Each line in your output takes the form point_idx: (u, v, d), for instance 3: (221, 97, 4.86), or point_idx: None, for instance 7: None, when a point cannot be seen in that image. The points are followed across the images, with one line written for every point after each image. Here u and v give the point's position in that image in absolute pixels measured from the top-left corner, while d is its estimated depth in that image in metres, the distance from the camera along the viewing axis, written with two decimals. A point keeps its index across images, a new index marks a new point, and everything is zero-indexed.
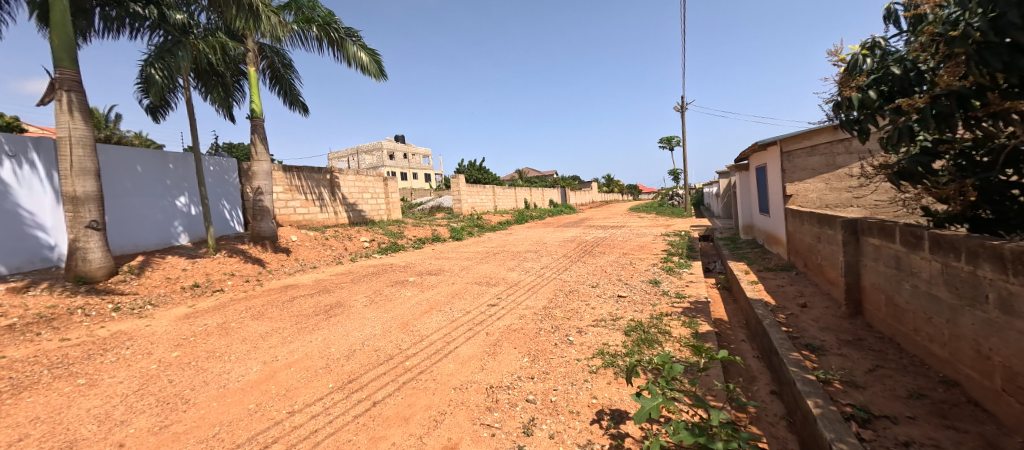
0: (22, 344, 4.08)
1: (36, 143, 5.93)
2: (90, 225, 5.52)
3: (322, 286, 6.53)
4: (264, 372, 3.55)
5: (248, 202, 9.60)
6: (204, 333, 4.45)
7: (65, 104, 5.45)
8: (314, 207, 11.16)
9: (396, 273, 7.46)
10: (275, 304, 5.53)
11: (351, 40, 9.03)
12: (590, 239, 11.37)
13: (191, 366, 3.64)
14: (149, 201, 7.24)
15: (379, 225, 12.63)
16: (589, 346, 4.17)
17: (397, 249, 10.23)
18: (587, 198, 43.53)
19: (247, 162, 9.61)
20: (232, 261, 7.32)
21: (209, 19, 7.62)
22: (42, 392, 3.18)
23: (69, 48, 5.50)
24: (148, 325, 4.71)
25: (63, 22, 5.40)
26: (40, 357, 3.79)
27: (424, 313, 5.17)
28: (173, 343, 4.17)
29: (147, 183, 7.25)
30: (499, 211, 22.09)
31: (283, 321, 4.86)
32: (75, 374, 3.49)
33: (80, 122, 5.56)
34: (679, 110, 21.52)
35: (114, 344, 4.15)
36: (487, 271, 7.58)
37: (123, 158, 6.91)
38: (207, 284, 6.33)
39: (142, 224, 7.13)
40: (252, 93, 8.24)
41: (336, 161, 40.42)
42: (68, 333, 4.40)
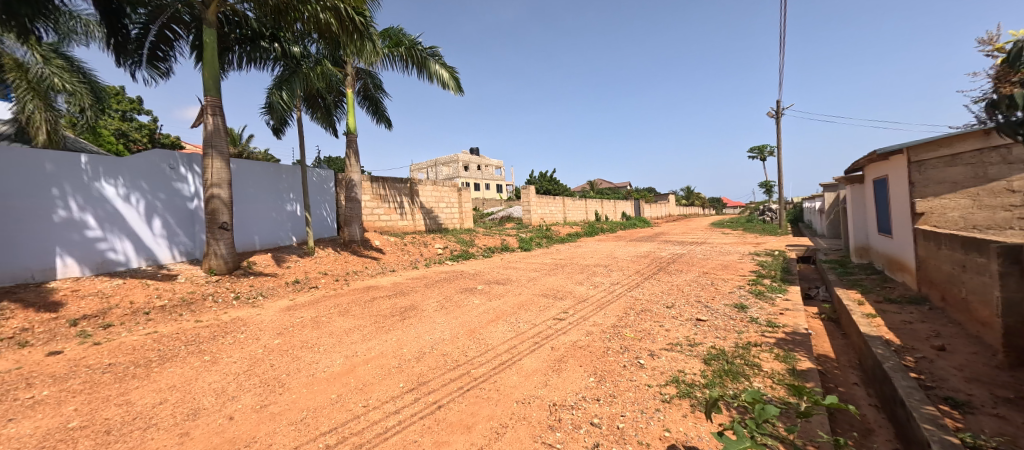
0: (169, 322, 4.99)
1: (190, 158, 7.26)
2: (222, 225, 6.61)
3: (399, 289, 7.01)
4: (346, 366, 3.88)
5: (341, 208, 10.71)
6: (301, 324, 5.03)
7: (211, 126, 6.66)
8: (395, 214, 12.11)
9: (465, 280, 7.71)
10: (359, 303, 6.05)
11: (433, 59, 9.73)
12: (666, 255, 10.62)
13: (288, 354, 4.11)
14: (265, 207, 8.46)
15: (452, 233, 13.26)
16: (662, 372, 3.84)
17: (467, 257, 10.60)
18: (663, 212, 40.94)
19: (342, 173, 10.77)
20: (326, 261, 8.22)
21: (318, 49, 8.77)
22: (179, 364, 3.82)
23: (216, 81, 6.72)
24: (258, 313, 5.46)
25: (212, 59, 6.59)
26: (180, 335, 4.58)
27: (490, 322, 5.23)
28: (276, 331, 4.76)
29: (265, 191, 8.49)
30: (569, 222, 21.82)
31: (364, 319, 5.30)
32: (203, 351, 4.14)
33: (220, 140, 6.73)
34: (772, 116, 19.37)
35: (233, 328, 4.86)
36: (554, 283, 7.47)
37: (248, 170, 8.20)
38: (305, 281, 7.16)
39: (260, 227, 8.34)
40: (349, 112, 9.26)
41: (417, 172, 43.68)
42: (201, 316, 5.28)
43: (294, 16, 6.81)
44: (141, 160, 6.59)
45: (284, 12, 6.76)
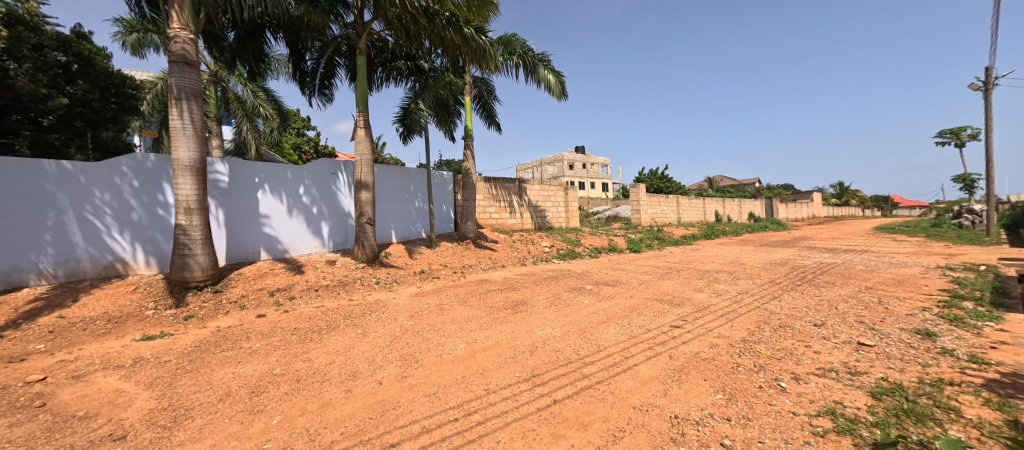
0: (330, 299, 6.08)
1: (344, 165, 8.67)
2: (367, 221, 7.79)
3: (510, 283, 7.35)
4: (467, 350, 4.21)
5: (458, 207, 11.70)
6: (428, 310, 5.65)
7: (360, 138, 7.92)
8: (505, 213, 12.74)
9: (574, 279, 7.70)
10: (475, 295, 6.52)
11: (543, 64, 9.97)
12: (809, 264, 8.96)
13: (420, 335, 4.65)
14: (399, 205, 9.74)
15: (558, 232, 13.35)
16: (812, 400, 3.24)
17: (574, 256, 10.56)
18: (803, 213, 34.57)
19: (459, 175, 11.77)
20: (445, 254, 9.06)
21: (442, 62, 9.72)
22: (340, 334, 4.65)
23: (364, 99, 7.94)
24: (394, 297, 6.30)
25: (363, 81, 7.83)
26: (339, 309, 5.56)
27: (601, 323, 5.10)
28: (408, 314, 5.44)
29: (399, 191, 9.76)
30: (684, 223, 20.02)
31: (481, 310, 5.69)
32: (356, 325, 4.96)
33: (367, 149, 7.93)
34: (974, 88, 14.77)
35: (376, 308, 5.70)
36: (670, 288, 6.95)
37: (387, 173, 9.52)
38: (428, 271, 7.98)
39: (395, 222, 9.64)
40: (466, 118, 10.05)
41: (522, 173, 45.22)
42: (352, 296, 6.31)
43: (425, 36, 7.64)
44: (313, 168, 8.12)
45: (418, 34, 7.64)
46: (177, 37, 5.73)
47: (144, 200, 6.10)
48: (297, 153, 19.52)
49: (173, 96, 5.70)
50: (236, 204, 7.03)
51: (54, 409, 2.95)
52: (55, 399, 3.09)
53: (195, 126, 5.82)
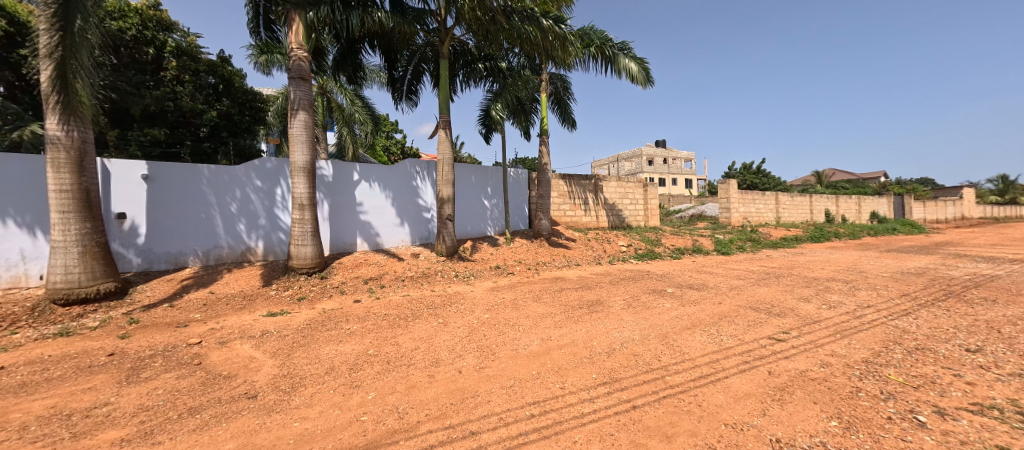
0: (415, 289, 6.55)
1: (428, 164, 9.22)
2: (447, 217, 8.22)
3: (585, 282, 7.20)
4: (542, 347, 4.21)
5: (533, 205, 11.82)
6: (504, 304, 5.79)
7: (443, 138, 8.38)
8: (580, 210, 12.53)
9: (654, 281, 7.28)
10: (550, 292, 6.51)
11: (623, 53, 9.59)
12: (959, 275, 7.30)
13: (496, 328, 4.77)
14: (476, 202, 10.14)
15: (635, 231, 12.75)
16: (965, 442, 2.62)
17: (653, 257, 9.99)
18: (947, 213, 28.37)
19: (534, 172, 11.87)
20: (520, 250, 9.20)
21: (518, 61, 9.87)
22: (424, 322, 4.98)
23: (446, 100, 8.39)
24: (472, 290, 6.57)
25: (445, 84, 8.28)
26: (422, 299, 5.96)
27: (686, 329, 4.74)
28: (486, 307, 5.63)
29: (477, 189, 10.15)
30: (783, 223, 17.75)
31: (556, 307, 5.66)
32: (438, 315, 5.27)
33: (448, 148, 8.36)
34: None
35: (455, 300, 5.99)
36: (768, 295, 6.20)
37: (465, 171, 9.95)
38: (503, 267, 8.17)
39: (472, 218, 10.06)
40: (542, 115, 10.08)
41: (596, 169, 44.11)
42: (434, 287, 6.72)
43: (503, 36, 7.82)
44: (400, 167, 8.77)
45: (497, 34, 7.83)
46: (295, 56, 6.62)
47: (268, 199, 7.19)
48: (387, 155, 21.50)
49: (291, 106, 6.60)
50: (337, 200, 7.90)
51: (207, 367, 3.61)
52: (207, 359, 3.79)
53: (307, 132, 6.67)
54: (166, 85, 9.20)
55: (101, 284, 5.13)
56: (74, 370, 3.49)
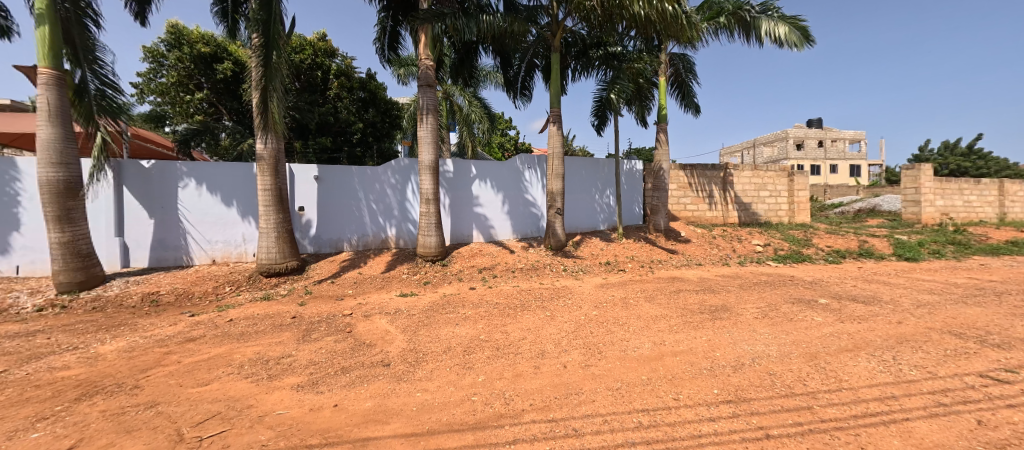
0: (524, 280, 6.78)
1: (538, 160, 9.38)
2: (557, 211, 8.26)
3: (707, 285, 6.42)
4: (655, 351, 3.90)
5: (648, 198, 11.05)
6: (613, 302, 5.55)
7: (553, 132, 8.41)
8: (703, 204, 11.23)
9: (800, 288, 6.08)
10: (665, 293, 6.00)
11: (766, 16, 8.14)
12: None
13: (604, 326, 4.61)
14: (587, 196, 9.95)
15: (775, 229, 10.81)
16: None
17: (799, 259, 8.35)
18: None
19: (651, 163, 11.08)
20: (633, 247, 8.71)
21: (635, 44, 9.25)
22: (532, 313, 5.12)
23: (557, 94, 8.38)
24: (580, 285, 6.49)
25: (557, 78, 8.29)
26: (531, 291, 6.13)
27: (845, 351, 3.83)
28: (593, 303, 5.49)
29: (587, 183, 9.94)
30: (1015, 221, 12.87)
31: (672, 310, 5.20)
32: (546, 308, 5.35)
33: (559, 142, 8.34)
34: None
35: (563, 294, 6.00)
36: (984, 318, 4.58)
37: (575, 164, 9.81)
38: (614, 263, 7.84)
39: (582, 213, 9.91)
40: (661, 100, 9.29)
41: (725, 157, 38.86)
42: (543, 280, 6.85)
43: (618, 20, 7.40)
44: (511, 163, 9.12)
45: (612, 19, 7.46)
46: (424, 65, 7.44)
47: (401, 195, 8.30)
48: (501, 151, 22.69)
49: (420, 112, 7.42)
50: (456, 195, 8.64)
51: (356, 335, 4.37)
52: (355, 328, 4.58)
53: (432, 135, 7.43)
54: (330, 102, 11.32)
55: (288, 262, 6.64)
56: (272, 326, 4.61)
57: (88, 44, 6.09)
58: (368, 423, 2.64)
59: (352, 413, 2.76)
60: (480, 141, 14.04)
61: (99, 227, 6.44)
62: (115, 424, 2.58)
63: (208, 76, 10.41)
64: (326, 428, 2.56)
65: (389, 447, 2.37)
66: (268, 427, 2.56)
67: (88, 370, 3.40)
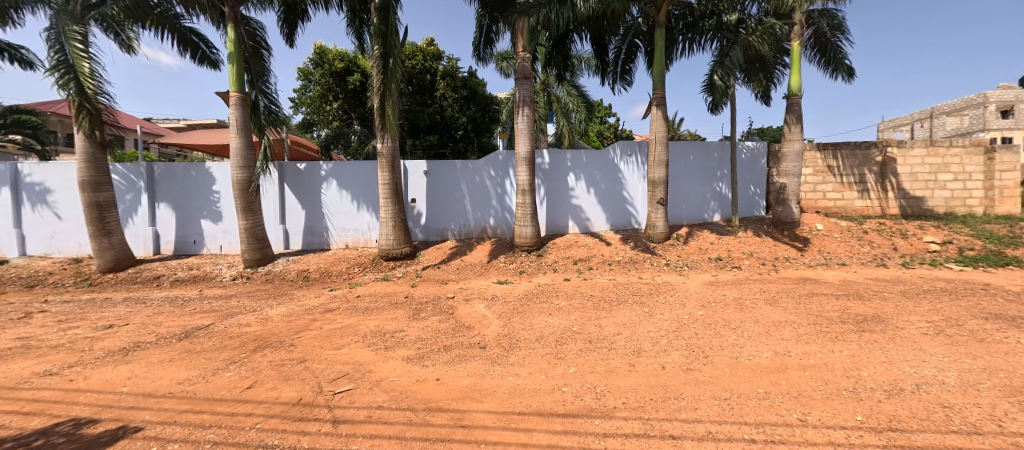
0: (621, 274, 6.51)
1: (639, 146, 8.80)
2: (659, 201, 7.69)
3: (852, 289, 5.29)
4: (776, 362, 3.37)
5: (773, 185, 9.51)
6: (723, 302, 4.96)
7: (656, 115, 7.78)
8: (851, 191, 9.22)
9: (1001, 301, 4.60)
10: (792, 296, 5.14)
11: None
12: None
13: (712, 329, 4.15)
14: (695, 185, 9.01)
15: (962, 222, 8.32)
16: None
17: (1001, 262, 6.29)
18: None
19: (778, 144, 9.50)
20: (752, 242, 7.63)
21: (760, 7, 7.95)
22: (628, 308, 4.89)
23: (662, 75, 7.73)
24: (684, 282, 5.95)
25: (661, 57, 7.64)
26: (628, 285, 5.85)
27: None
28: (700, 302, 4.99)
29: (695, 169, 9.01)
30: None
31: (801, 316, 4.43)
32: (644, 303, 5.05)
33: (662, 126, 7.71)
34: None
35: (665, 290, 5.58)
36: None
37: (683, 150, 8.94)
38: (728, 259, 6.96)
39: (690, 203, 9.02)
40: (792, 71, 7.87)
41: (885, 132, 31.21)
42: (642, 274, 6.48)
43: None
44: (610, 151, 8.71)
45: None
46: (521, 57, 7.57)
47: (499, 186, 8.68)
48: (599, 138, 21.99)
49: (517, 104, 7.57)
50: (552, 186, 8.65)
51: (457, 317, 4.75)
52: (457, 311, 4.98)
53: (528, 126, 7.54)
54: (437, 102, 12.32)
55: (404, 248, 7.52)
56: (389, 304, 5.30)
57: (261, 69, 7.70)
58: (464, 399, 2.85)
59: (451, 388, 3.02)
60: (577, 130, 13.81)
61: (270, 216, 8.18)
62: (278, 372, 3.28)
63: (342, 87, 12.23)
64: (429, 398, 2.85)
65: (482, 422, 2.53)
66: (383, 391, 2.96)
67: (263, 328, 4.39)
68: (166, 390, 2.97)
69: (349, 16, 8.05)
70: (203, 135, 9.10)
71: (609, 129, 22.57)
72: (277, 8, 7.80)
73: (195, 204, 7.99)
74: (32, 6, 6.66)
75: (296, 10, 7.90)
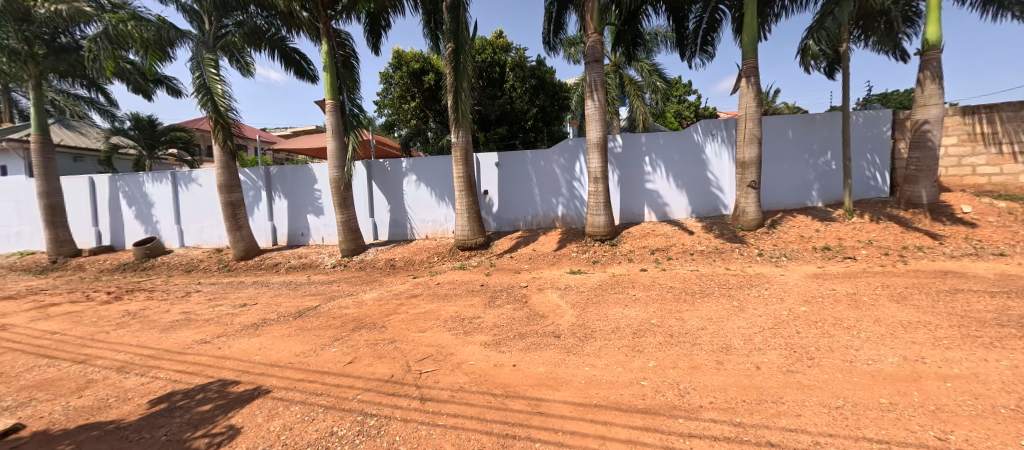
0: (704, 264, 6.03)
1: (725, 124, 7.98)
2: (750, 185, 6.93)
3: (1016, 285, 4.24)
4: (905, 370, 2.85)
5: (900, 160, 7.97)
6: (832, 298, 4.33)
7: (746, 89, 6.98)
8: (1015, 163, 7.35)
9: None
10: (927, 292, 4.30)
11: None
12: None
13: (819, 327, 3.65)
14: (795, 164, 7.94)
15: None
16: None
17: None
18: None
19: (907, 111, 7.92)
20: (870, 229, 6.51)
21: None
22: (715, 301, 4.51)
23: (753, 43, 6.87)
24: (782, 274, 5.30)
25: (751, 23, 6.79)
26: (713, 277, 5.40)
27: None
28: (802, 297, 4.43)
29: (795, 147, 7.93)
30: None
31: (941, 317, 3.68)
32: (734, 296, 4.62)
33: (753, 100, 6.90)
34: None
35: (759, 282, 5.04)
36: None
37: (779, 125, 7.90)
38: (839, 249, 6.03)
39: (789, 185, 7.98)
40: (928, 19, 6.46)
41: None
42: (730, 265, 5.92)
43: None
44: (690, 131, 8.05)
45: None
46: (591, 40, 7.28)
47: (569, 175, 8.55)
48: (677, 119, 20.42)
49: (588, 89, 7.34)
50: (626, 172, 8.29)
51: (531, 306, 4.82)
52: (531, 299, 5.06)
53: (599, 111, 7.28)
54: (507, 93, 12.45)
55: (478, 238, 7.81)
56: (466, 291, 5.57)
57: (349, 78, 8.50)
58: (540, 386, 2.90)
59: (528, 374, 3.08)
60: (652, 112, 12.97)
61: (362, 210, 9.06)
62: (372, 350, 3.65)
63: (418, 87, 12.98)
64: (506, 383, 2.95)
65: (559, 410, 2.55)
66: (463, 373, 3.13)
67: (359, 311, 4.92)
68: (287, 360, 3.50)
69: (424, 19, 8.47)
70: (306, 140, 10.35)
71: (689, 108, 20.79)
72: (363, 20, 8.52)
73: (302, 201, 9.18)
74: (179, 41, 8.15)
75: (378, 20, 8.54)
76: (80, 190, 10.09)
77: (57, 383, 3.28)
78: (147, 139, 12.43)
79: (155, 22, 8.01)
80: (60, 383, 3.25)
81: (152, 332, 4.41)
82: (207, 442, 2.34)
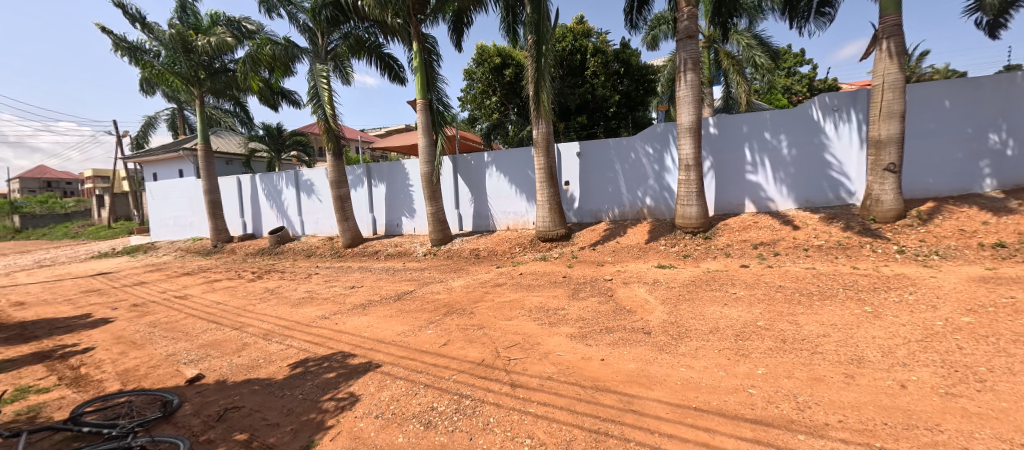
0: (825, 262, 5.22)
1: (853, 98, 6.75)
2: (887, 168, 5.82)
3: None
4: None
5: None
6: (1011, 308, 3.44)
7: (885, 52, 5.81)
8: None
9: None
10: None
11: None
12: None
13: (994, 343, 2.93)
14: (952, 142, 6.45)
15: None
16: None
17: None
18: None
19: None
20: None
21: None
22: (840, 305, 3.89)
23: None
24: (933, 276, 4.36)
25: None
26: (837, 276, 4.66)
27: None
28: (963, 305, 3.59)
29: (952, 120, 6.44)
30: None
31: None
32: (865, 300, 3.94)
33: (895, 65, 5.72)
34: None
35: (899, 285, 4.22)
36: None
37: (932, 93, 6.46)
38: (1019, 247, 4.75)
39: (943, 167, 6.51)
40: None
41: None
42: (858, 263, 5.05)
43: None
44: (805, 107, 6.99)
45: None
46: (684, 15, 6.64)
47: (656, 163, 8.06)
48: (784, 94, 17.85)
49: (679, 69, 6.80)
50: (722, 159, 7.56)
51: (617, 300, 4.67)
52: (617, 293, 4.91)
53: (694, 91, 6.66)
54: (588, 81, 12.09)
55: (559, 229, 7.79)
56: (549, 282, 5.61)
57: (435, 77, 8.97)
58: (631, 383, 2.80)
59: (617, 370, 2.99)
60: (754, 89, 11.55)
61: (449, 203, 9.62)
62: (464, 334, 3.87)
63: (499, 81, 13.26)
64: (595, 377, 2.90)
65: (654, 410, 2.43)
66: (551, 363, 3.16)
67: (450, 296, 5.25)
68: (392, 338, 3.87)
69: (503, 12, 8.54)
70: (400, 137, 11.25)
71: (802, 81, 18.07)
72: (448, 20, 8.90)
73: (397, 195, 10.05)
74: (297, 57, 9.36)
75: (462, 19, 8.86)
76: (231, 188, 12.33)
77: (224, 343, 4.08)
78: (276, 145, 14.60)
79: (281, 42, 9.29)
80: (226, 344, 4.05)
81: (286, 306, 5.24)
82: (333, 405, 2.70)
